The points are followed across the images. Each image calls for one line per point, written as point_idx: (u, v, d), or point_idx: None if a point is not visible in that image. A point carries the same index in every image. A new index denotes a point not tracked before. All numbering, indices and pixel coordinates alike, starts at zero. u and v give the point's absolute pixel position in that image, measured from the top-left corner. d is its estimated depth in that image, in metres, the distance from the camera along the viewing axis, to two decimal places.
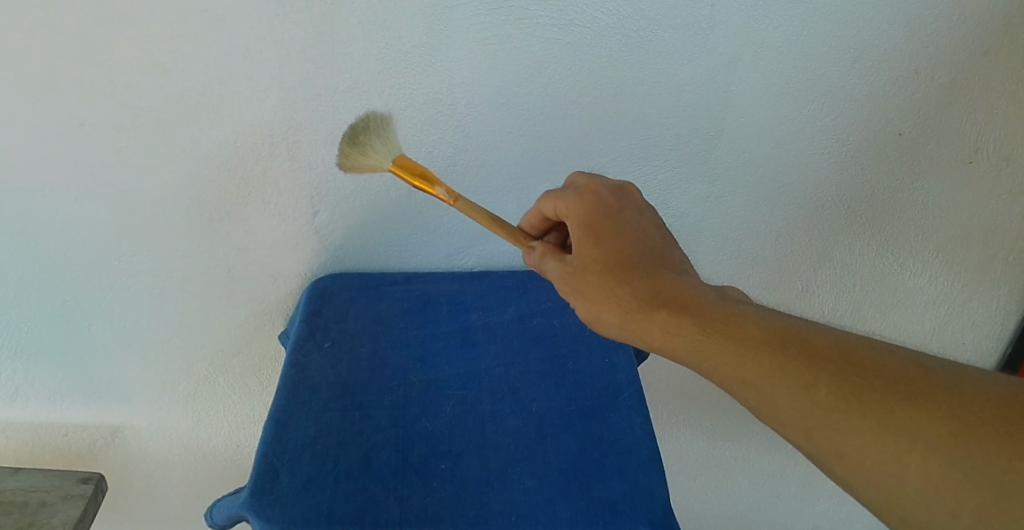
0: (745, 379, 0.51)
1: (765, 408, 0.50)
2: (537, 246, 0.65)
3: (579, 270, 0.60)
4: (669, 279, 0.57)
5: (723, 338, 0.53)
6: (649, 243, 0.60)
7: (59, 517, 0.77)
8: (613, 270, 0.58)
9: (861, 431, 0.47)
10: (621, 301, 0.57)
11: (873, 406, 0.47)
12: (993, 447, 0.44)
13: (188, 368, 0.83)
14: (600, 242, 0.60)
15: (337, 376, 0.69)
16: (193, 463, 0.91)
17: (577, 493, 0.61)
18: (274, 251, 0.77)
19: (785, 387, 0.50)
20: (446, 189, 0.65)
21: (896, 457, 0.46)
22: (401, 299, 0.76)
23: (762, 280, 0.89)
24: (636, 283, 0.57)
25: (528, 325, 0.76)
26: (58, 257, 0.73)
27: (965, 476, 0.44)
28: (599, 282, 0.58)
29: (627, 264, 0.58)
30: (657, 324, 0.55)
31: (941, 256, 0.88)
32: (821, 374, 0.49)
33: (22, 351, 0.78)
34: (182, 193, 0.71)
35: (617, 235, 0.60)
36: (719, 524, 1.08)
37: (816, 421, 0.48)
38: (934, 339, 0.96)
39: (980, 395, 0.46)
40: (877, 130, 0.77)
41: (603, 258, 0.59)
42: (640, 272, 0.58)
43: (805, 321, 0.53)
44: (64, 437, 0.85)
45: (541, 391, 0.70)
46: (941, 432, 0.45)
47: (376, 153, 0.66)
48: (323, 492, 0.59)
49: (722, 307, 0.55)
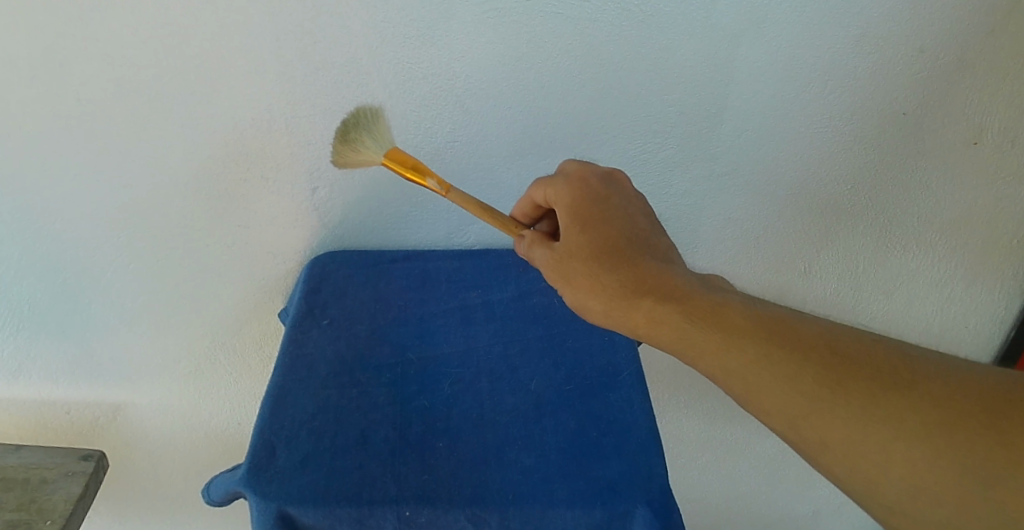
0: (732, 366, 0.51)
1: (752, 396, 0.50)
2: (525, 235, 0.64)
3: (565, 255, 0.59)
4: (657, 267, 0.57)
5: (710, 327, 0.52)
6: (636, 232, 0.60)
7: (60, 494, 0.77)
8: (602, 257, 0.58)
9: (846, 417, 0.47)
10: (609, 289, 0.56)
11: (859, 396, 0.47)
12: (979, 434, 0.45)
13: (190, 345, 0.83)
14: (586, 227, 0.60)
15: (336, 352, 0.69)
16: (195, 440, 0.91)
17: (574, 471, 0.61)
18: (273, 228, 0.77)
19: (771, 376, 0.50)
20: (439, 180, 0.65)
21: (883, 446, 0.46)
22: (401, 278, 0.76)
23: (766, 260, 0.88)
24: (622, 272, 0.57)
25: (528, 304, 0.75)
26: (58, 234, 0.73)
27: (949, 460, 0.45)
28: (586, 270, 0.58)
29: (613, 252, 0.58)
30: (644, 312, 0.55)
31: (945, 238, 0.87)
32: (806, 362, 0.49)
33: (24, 328, 0.78)
34: (180, 168, 0.71)
35: (605, 222, 0.60)
36: (721, 504, 1.08)
37: (801, 408, 0.49)
38: (938, 321, 0.95)
39: (963, 382, 0.47)
40: (881, 108, 0.76)
41: (591, 246, 0.58)
42: (629, 259, 0.57)
43: (789, 312, 0.53)
44: (67, 415, 0.86)
45: (540, 369, 0.69)
46: (926, 418, 0.46)
47: (371, 145, 0.66)
48: (320, 468, 0.60)
49: (709, 295, 0.54)
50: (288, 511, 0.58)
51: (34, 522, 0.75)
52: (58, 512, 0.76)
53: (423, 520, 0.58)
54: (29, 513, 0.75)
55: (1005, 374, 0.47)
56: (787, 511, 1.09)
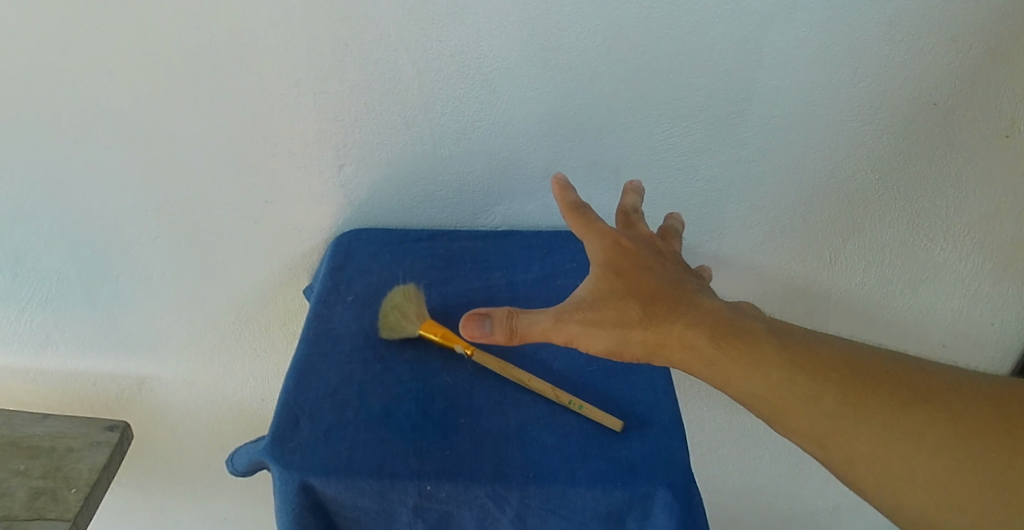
0: (777, 399, 0.54)
1: (790, 427, 0.54)
2: (493, 311, 0.59)
3: (593, 301, 0.59)
4: (696, 305, 0.58)
5: (751, 362, 0.55)
6: (671, 278, 0.61)
7: (85, 463, 0.79)
8: (642, 298, 0.59)
9: (872, 438, 0.52)
10: (643, 323, 0.57)
11: (876, 411, 0.53)
12: (992, 444, 0.50)
13: (215, 319, 0.84)
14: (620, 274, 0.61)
15: (360, 328, 0.68)
16: (218, 416, 0.92)
17: (595, 451, 0.61)
18: (299, 204, 0.77)
19: (809, 407, 0.54)
20: (465, 344, 0.66)
21: (909, 465, 0.51)
22: (425, 256, 0.76)
23: (792, 249, 0.87)
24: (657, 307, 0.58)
25: (552, 285, 0.74)
26: (89, 206, 0.74)
27: (967, 469, 0.50)
28: (616, 304, 0.58)
29: (649, 292, 0.59)
30: (687, 348, 0.56)
31: (974, 232, 0.86)
32: (839, 395, 0.53)
33: (52, 298, 0.80)
34: (209, 143, 0.72)
35: (639, 269, 0.61)
36: (739, 496, 1.07)
37: (838, 435, 0.53)
38: (965, 316, 0.94)
39: (974, 393, 0.52)
40: (912, 97, 0.76)
41: (629, 288, 0.59)
42: (668, 301, 0.59)
43: (817, 339, 0.57)
44: (93, 386, 0.87)
45: (563, 351, 0.69)
46: (943, 430, 0.51)
47: (410, 320, 0.67)
48: (343, 441, 0.60)
49: (748, 329, 0.57)
50: (311, 482, 0.58)
51: (60, 490, 0.76)
52: (83, 480, 0.77)
53: (444, 495, 0.58)
54: (55, 480, 0.77)
55: (1008, 384, 0.53)
56: (808, 504, 1.09)
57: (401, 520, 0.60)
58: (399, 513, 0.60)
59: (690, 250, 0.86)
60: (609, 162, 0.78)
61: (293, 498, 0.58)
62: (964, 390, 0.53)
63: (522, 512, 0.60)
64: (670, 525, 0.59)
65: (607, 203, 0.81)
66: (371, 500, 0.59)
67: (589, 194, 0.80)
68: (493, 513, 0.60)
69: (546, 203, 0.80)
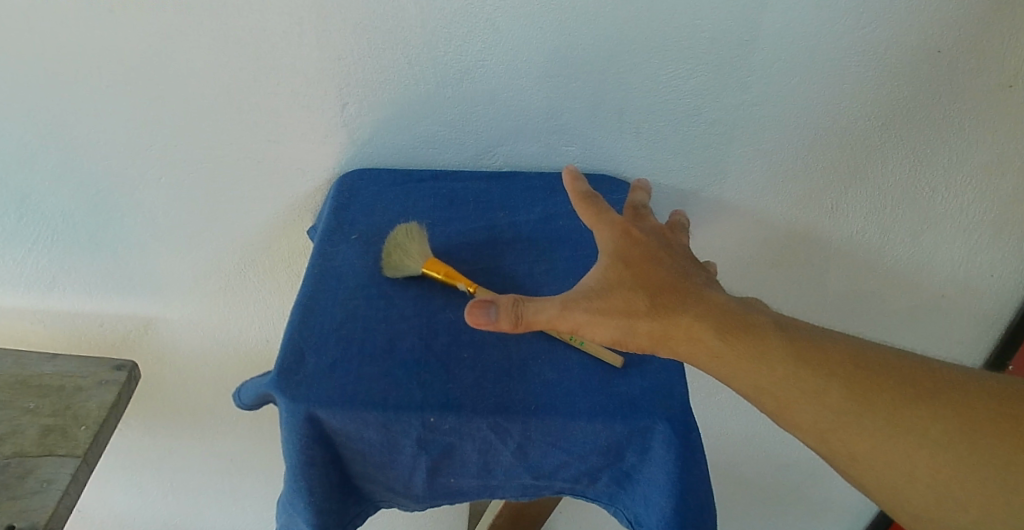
0: (785, 397, 0.56)
1: (796, 422, 0.56)
2: (498, 298, 0.56)
3: (602, 289, 0.58)
4: (707, 300, 0.59)
5: (761, 359, 0.56)
6: (682, 272, 0.61)
7: (94, 401, 0.80)
8: (654, 292, 0.59)
9: (874, 433, 0.55)
10: (654, 315, 0.57)
11: (880, 407, 0.55)
12: (991, 441, 0.53)
13: (219, 261, 0.86)
14: (629, 267, 0.60)
15: (364, 265, 0.69)
16: (225, 355, 0.94)
17: (596, 386, 0.62)
18: (303, 144, 0.78)
19: (816, 405, 0.55)
20: (467, 282, 0.66)
21: (909, 461, 0.54)
22: (428, 196, 0.76)
23: (794, 194, 0.87)
24: (664, 299, 0.58)
25: (554, 226, 0.74)
26: (93, 146, 0.75)
27: (964, 461, 0.53)
28: (625, 294, 0.58)
29: (656, 283, 0.59)
30: (700, 343, 0.57)
31: (975, 183, 0.86)
32: (845, 391, 0.55)
33: (59, 240, 0.82)
34: (210, 82, 0.72)
35: (651, 263, 0.61)
36: (734, 440, 1.10)
37: (841, 430, 0.55)
38: (964, 268, 0.94)
39: (976, 391, 0.55)
40: (918, 40, 0.75)
41: (641, 280, 0.59)
42: (679, 294, 0.59)
43: (819, 332, 0.58)
44: (100, 327, 0.90)
45: (564, 288, 0.68)
46: (943, 426, 0.54)
47: (411, 259, 0.67)
48: (348, 374, 0.60)
49: (760, 324, 0.58)
50: (317, 414, 0.58)
51: (69, 428, 0.77)
52: (93, 418, 0.78)
53: (448, 427, 0.59)
54: (64, 418, 0.78)
55: (1003, 381, 0.56)
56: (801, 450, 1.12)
57: (406, 453, 0.61)
58: (403, 446, 0.60)
59: (693, 194, 0.86)
60: (612, 105, 0.78)
61: (299, 430, 0.59)
62: (961, 389, 0.55)
63: (524, 444, 0.61)
64: (669, 458, 0.60)
65: (610, 146, 0.81)
66: (376, 432, 0.59)
67: (592, 136, 0.80)
68: (495, 445, 0.61)
69: (549, 144, 0.80)
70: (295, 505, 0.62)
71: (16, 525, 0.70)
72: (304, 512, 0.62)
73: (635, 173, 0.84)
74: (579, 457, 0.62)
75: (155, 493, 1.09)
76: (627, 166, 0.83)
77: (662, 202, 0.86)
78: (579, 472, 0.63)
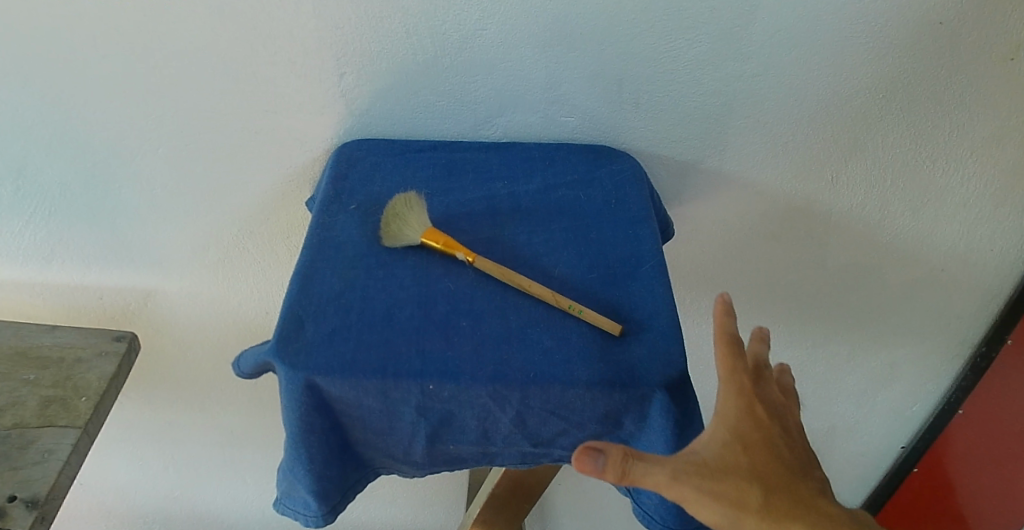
0: None
1: None
2: (609, 445, 0.47)
3: (715, 468, 0.51)
4: (820, 507, 0.53)
5: None
6: (795, 460, 0.54)
7: (94, 372, 0.80)
8: (769, 484, 0.52)
9: None
10: (766, 516, 0.51)
11: None
12: None
13: (218, 232, 0.86)
14: (748, 448, 0.53)
15: (362, 234, 0.69)
16: (226, 327, 0.95)
17: (595, 353, 0.61)
18: (300, 115, 0.77)
19: None
20: (466, 251, 0.67)
21: None
22: (427, 166, 0.76)
23: (793, 166, 0.87)
24: (759, 460, 0.53)
25: (553, 197, 0.74)
26: (90, 116, 0.75)
27: None
28: (739, 482, 0.51)
29: (745, 440, 0.53)
30: None
31: (976, 156, 0.86)
32: None
33: (57, 212, 0.83)
34: (205, 52, 0.72)
35: (769, 447, 0.53)
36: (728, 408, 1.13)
37: None
38: (963, 242, 0.94)
39: None
40: (920, 11, 0.75)
41: (757, 470, 0.52)
42: (793, 493, 0.52)
43: None
44: (99, 299, 0.92)
45: (563, 257, 0.69)
46: None
47: (411, 228, 0.68)
48: (347, 341, 0.60)
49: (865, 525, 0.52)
50: (316, 381, 0.58)
51: (69, 399, 0.78)
52: (92, 389, 0.79)
53: (447, 394, 0.59)
54: (64, 389, 0.78)
55: None
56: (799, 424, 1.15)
57: (406, 420, 0.61)
58: (403, 413, 0.60)
59: (692, 166, 0.86)
60: (612, 75, 0.78)
61: (299, 397, 0.59)
62: None
63: (522, 412, 0.61)
64: (668, 426, 0.60)
65: (609, 117, 0.81)
66: (376, 399, 0.59)
67: (591, 106, 0.80)
68: (494, 412, 0.61)
69: (548, 115, 0.80)
70: (296, 471, 0.62)
71: (18, 495, 0.71)
72: (304, 478, 0.62)
73: (634, 144, 0.83)
74: (578, 424, 0.62)
75: (157, 465, 1.11)
76: (626, 137, 0.83)
77: (661, 174, 0.86)
78: (578, 440, 0.64)
